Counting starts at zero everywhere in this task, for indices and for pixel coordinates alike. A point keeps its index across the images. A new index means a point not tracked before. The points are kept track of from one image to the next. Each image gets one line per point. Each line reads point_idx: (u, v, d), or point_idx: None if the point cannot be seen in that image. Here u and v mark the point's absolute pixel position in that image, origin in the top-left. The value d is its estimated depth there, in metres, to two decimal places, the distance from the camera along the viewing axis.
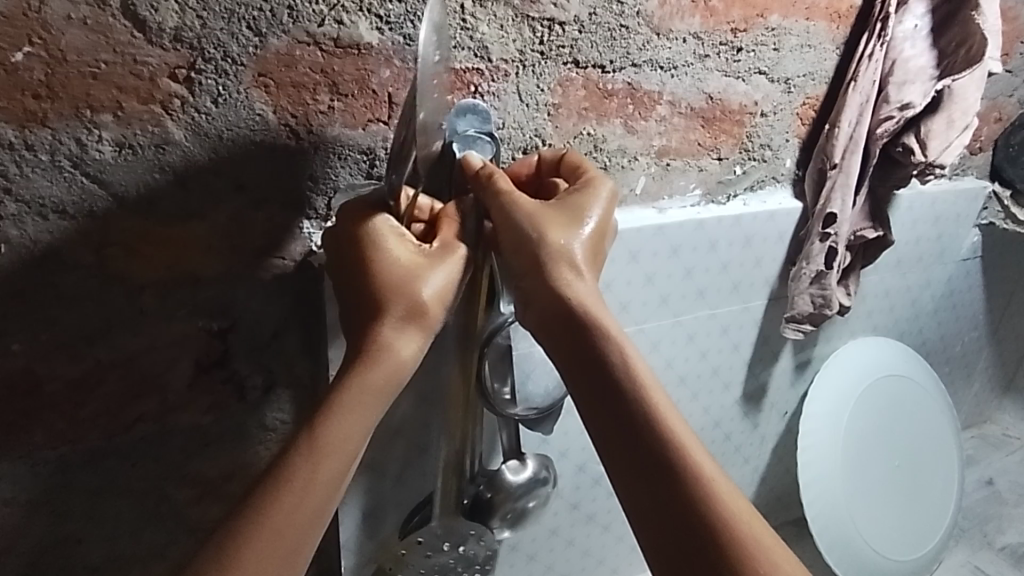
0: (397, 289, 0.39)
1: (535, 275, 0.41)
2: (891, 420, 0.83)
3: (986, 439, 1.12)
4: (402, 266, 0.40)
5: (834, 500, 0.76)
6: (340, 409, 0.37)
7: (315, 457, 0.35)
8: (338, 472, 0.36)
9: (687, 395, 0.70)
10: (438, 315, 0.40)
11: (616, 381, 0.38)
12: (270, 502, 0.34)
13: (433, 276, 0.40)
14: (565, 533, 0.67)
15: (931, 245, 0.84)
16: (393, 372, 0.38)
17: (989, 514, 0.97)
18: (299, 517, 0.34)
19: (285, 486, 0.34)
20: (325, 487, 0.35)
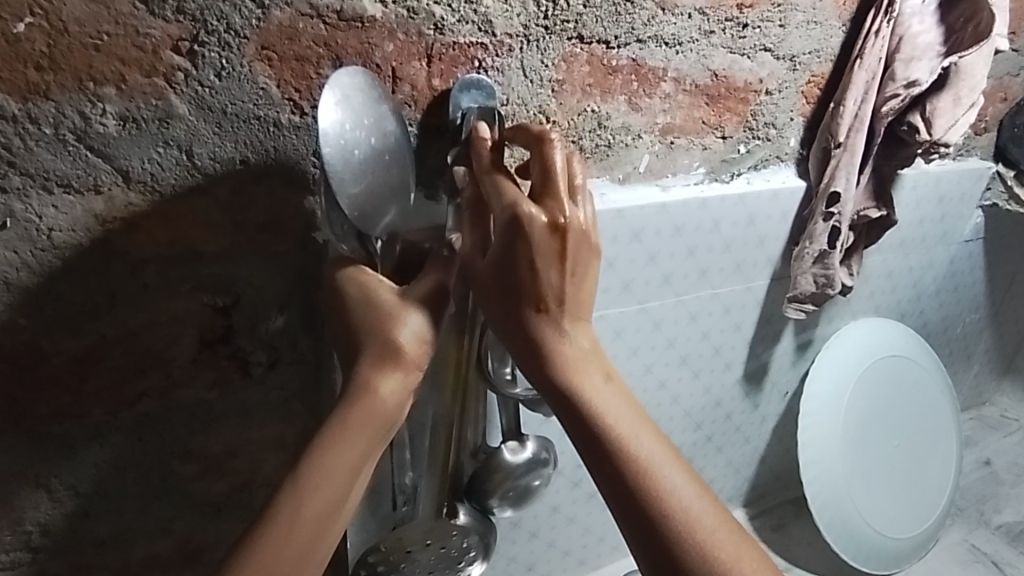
0: (374, 331, 0.40)
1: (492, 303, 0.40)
2: (891, 400, 0.83)
3: (984, 420, 1.13)
4: (380, 307, 0.40)
5: (835, 480, 0.77)
6: (324, 448, 0.37)
7: (300, 494, 0.36)
8: (326, 510, 0.36)
9: (688, 375, 0.71)
10: (418, 355, 0.40)
11: (576, 435, 0.38)
12: (257, 541, 0.34)
13: (412, 317, 0.40)
14: (566, 511, 0.68)
15: (933, 226, 0.84)
16: (378, 410, 0.38)
17: (987, 494, 0.98)
18: (288, 553, 0.35)
19: (271, 527, 0.35)
20: (312, 524, 0.35)
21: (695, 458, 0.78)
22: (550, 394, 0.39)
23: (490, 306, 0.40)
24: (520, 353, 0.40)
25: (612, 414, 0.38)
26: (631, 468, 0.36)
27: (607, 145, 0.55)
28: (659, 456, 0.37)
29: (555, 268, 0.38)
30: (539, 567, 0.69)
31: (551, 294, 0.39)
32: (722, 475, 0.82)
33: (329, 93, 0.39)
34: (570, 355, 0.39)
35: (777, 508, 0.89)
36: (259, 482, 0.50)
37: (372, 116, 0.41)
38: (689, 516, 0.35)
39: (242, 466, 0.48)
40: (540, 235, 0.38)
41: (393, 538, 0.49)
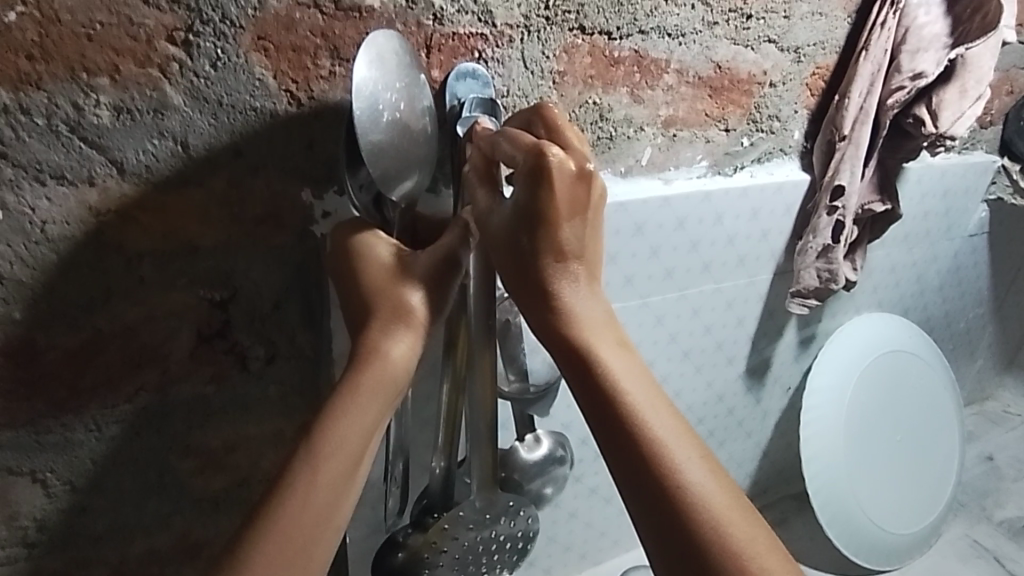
0: (383, 294, 0.40)
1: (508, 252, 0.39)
2: (894, 395, 0.83)
3: (986, 415, 1.13)
4: (388, 271, 0.41)
5: (838, 475, 0.77)
6: (338, 410, 0.37)
7: (315, 459, 0.35)
8: (342, 477, 0.35)
9: (690, 370, 0.70)
10: (427, 318, 0.40)
11: (585, 393, 0.37)
12: (272, 506, 0.33)
13: (424, 280, 0.41)
14: (568, 506, 0.68)
15: (938, 219, 0.84)
16: (387, 372, 0.38)
17: (988, 489, 0.97)
18: (307, 519, 0.34)
19: (286, 492, 0.34)
20: (331, 489, 0.34)
21: None
22: (565, 353, 0.38)
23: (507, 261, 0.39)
24: (538, 307, 0.39)
25: (626, 378, 0.37)
26: (643, 438, 0.34)
27: (608, 137, 0.54)
28: (672, 435, 0.35)
29: (576, 219, 0.38)
30: (540, 561, 0.70)
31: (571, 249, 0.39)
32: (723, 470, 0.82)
33: (369, 46, 0.39)
34: (583, 316, 0.39)
35: (778, 502, 0.89)
36: (258, 478, 0.49)
37: (406, 80, 0.41)
38: (701, 488, 0.33)
39: (241, 461, 0.48)
40: (567, 179, 0.37)
41: (455, 518, 0.48)
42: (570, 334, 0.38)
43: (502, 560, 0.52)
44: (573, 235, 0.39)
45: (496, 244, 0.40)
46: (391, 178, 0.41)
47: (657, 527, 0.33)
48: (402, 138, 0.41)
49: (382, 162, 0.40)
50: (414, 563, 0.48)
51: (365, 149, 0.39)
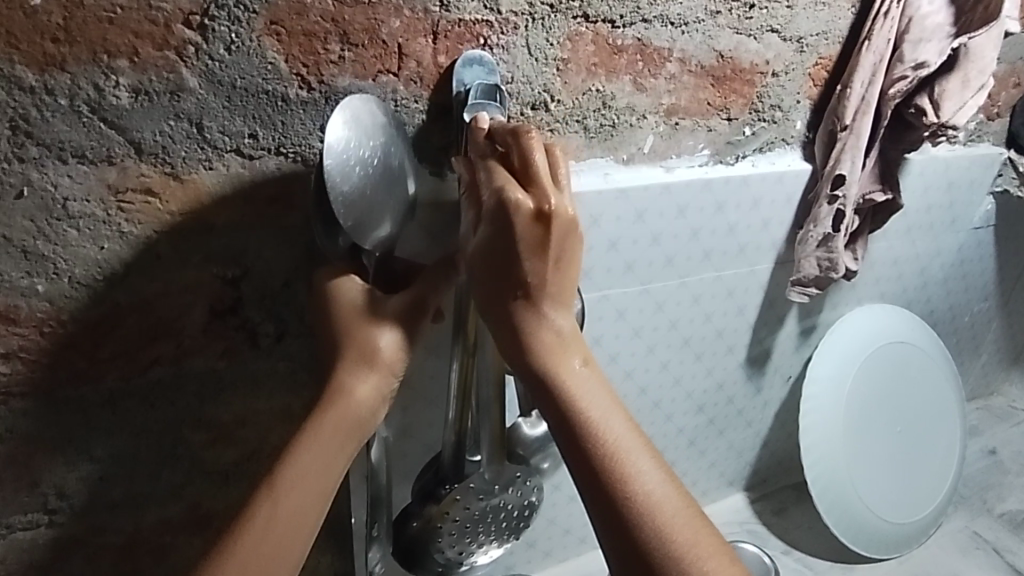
0: (353, 338, 0.43)
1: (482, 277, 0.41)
2: (893, 386, 0.83)
3: (991, 410, 1.13)
4: (359, 315, 0.43)
5: (835, 464, 0.78)
6: (299, 448, 0.40)
7: (274, 497, 0.38)
8: (300, 511, 0.38)
9: (691, 358, 0.72)
10: (395, 362, 0.43)
11: (550, 414, 0.39)
12: (234, 537, 0.37)
13: (392, 326, 0.43)
14: (568, 490, 0.69)
15: (942, 212, 0.84)
16: (350, 412, 0.41)
17: (991, 482, 0.97)
18: (263, 552, 0.37)
19: (246, 526, 0.37)
20: (287, 524, 0.38)
21: (697, 440, 0.79)
22: (529, 374, 0.40)
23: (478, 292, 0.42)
24: (505, 328, 0.41)
25: (587, 400, 0.39)
26: (602, 451, 0.37)
27: (611, 125, 0.55)
28: (631, 442, 0.37)
29: (538, 253, 0.39)
30: (540, 542, 0.71)
31: (535, 279, 0.40)
32: (723, 458, 0.84)
33: (339, 115, 0.40)
34: (550, 339, 0.40)
35: (778, 492, 0.90)
36: (266, 452, 0.51)
37: (379, 141, 0.43)
38: (652, 501, 0.35)
39: (250, 435, 0.50)
40: (524, 219, 0.39)
41: (465, 488, 0.51)
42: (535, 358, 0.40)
43: (508, 530, 0.56)
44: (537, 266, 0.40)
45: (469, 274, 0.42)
46: (361, 225, 0.43)
47: (612, 539, 0.35)
48: (372, 194, 0.43)
49: (353, 216, 0.42)
50: (428, 533, 0.52)
51: (336, 204, 0.41)
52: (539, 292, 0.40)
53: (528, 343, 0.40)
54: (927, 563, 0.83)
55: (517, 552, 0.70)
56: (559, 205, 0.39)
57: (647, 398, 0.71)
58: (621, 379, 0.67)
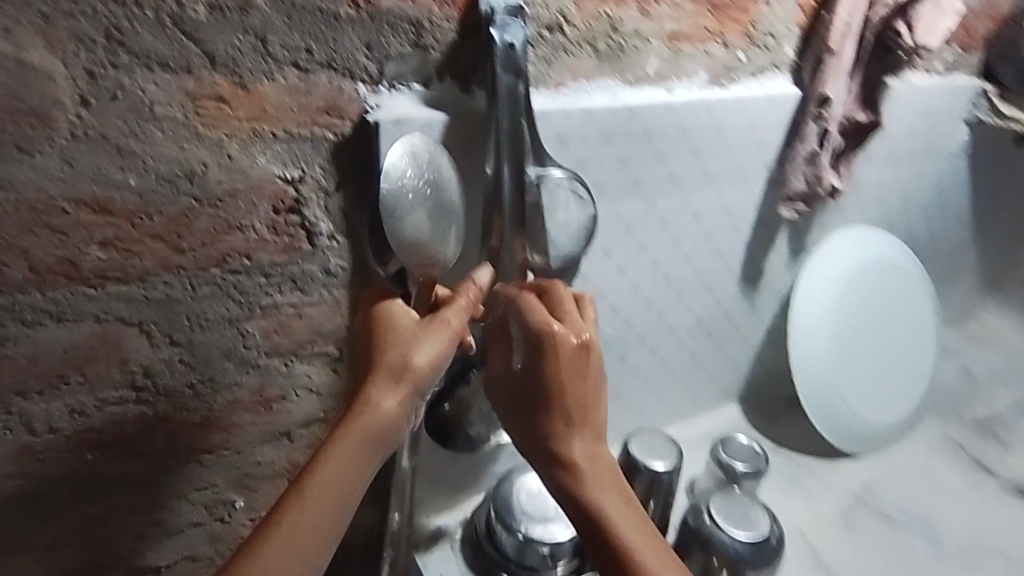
0: (388, 356, 0.48)
1: (526, 406, 0.52)
2: (876, 301, 0.89)
3: (968, 334, 1.21)
4: (397, 340, 0.49)
5: (822, 370, 0.85)
6: (325, 463, 0.46)
7: (299, 505, 0.45)
8: (321, 515, 0.45)
9: (691, 273, 0.78)
10: (421, 378, 0.48)
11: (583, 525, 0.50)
12: (260, 546, 0.43)
13: (423, 345, 0.49)
14: None
15: (922, 140, 0.90)
16: (372, 420, 0.47)
17: (964, 393, 1.06)
18: (285, 559, 0.43)
19: (273, 534, 0.44)
20: (309, 528, 0.44)
21: (696, 352, 0.86)
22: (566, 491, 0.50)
23: (522, 426, 0.52)
24: (546, 449, 0.51)
25: (614, 514, 0.50)
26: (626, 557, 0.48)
27: (620, 48, 0.61)
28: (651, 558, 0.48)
29: (574, 383, 0.51)
30: None
31: (572, 407, 0.51)
32: (720, 371, 0.91)
33: (397, 147, 0.51)
34: (583, 460, 0.51)
35: (771, 404, 0.98)
36: (317, 341, 0.59)
37: (428, 170, 0.52)
38: None
39: (304, 326, 0.57)
40: (565, 354, 0.51)
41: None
42: (575, 479, 0.50)
43: None
44: (574, 399, 0.51)
45: (516, 408, 0.53)
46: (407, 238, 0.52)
47: None
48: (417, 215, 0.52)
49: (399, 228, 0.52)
50: (459, 411, 0.61)
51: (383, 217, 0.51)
52: (574, 419, 0.51)
53: (566, 464, 0.50)
54: (904, 460, 0.91)
55: None
56: (588, 345, 0.51)
57: (651, 309, 0.78)
58: (628, 291, 0.74)
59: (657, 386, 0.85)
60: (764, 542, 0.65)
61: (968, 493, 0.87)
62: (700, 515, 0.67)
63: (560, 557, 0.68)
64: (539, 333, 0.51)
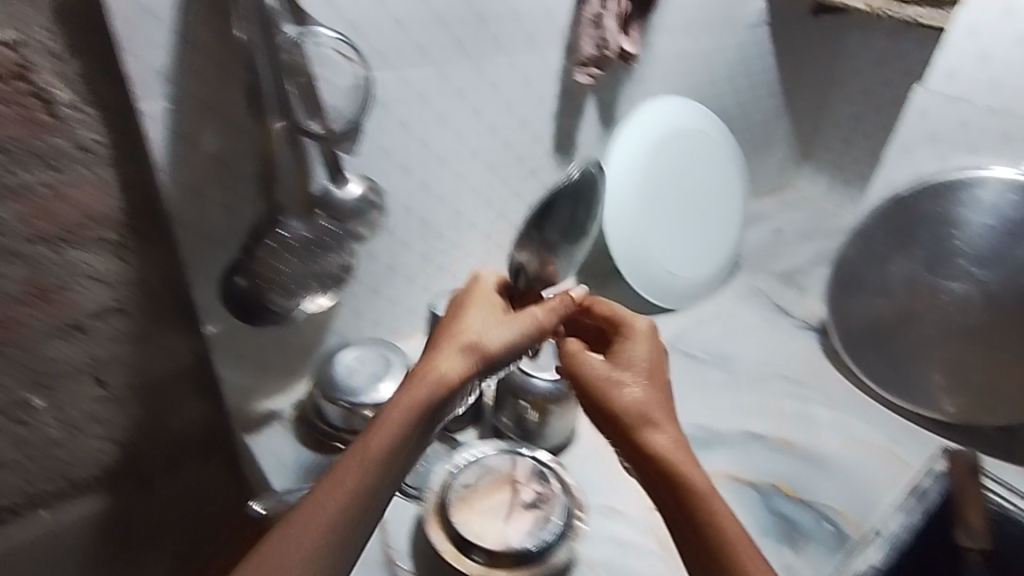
0: (463, 329, 0.56)
1: (600, 382, 0.55)
2: (681, 166, 0.96)
3: (783, 199, 1.33)
4: (466, 316, 0.57)
5: (632, 233, 0.91)
6: (389, 414, 0.51)
7: (361, 452, 0.50)
8: (382, 459, 0.50)
9: (500, 145, 0.80)
10: (482, 345, 0.55)
11: (658, 488, 0.52)
12: (328, 483, 0.49)
13: (492, 326, 0.56)
14: (401, 270, 0.80)
15: (716, 7, 0.95)
16: (432, 376, 0.53)
17: (771, 250, 1.19)
18: (351, 493, 0.49)
19: (333, 476, 0.50)
20: (371, 471, 0.50)
21: (519, 227, 0.90)
22: (640, 455, 0.52)
23: (621, 399, 0.53)
24: (623, 419, 0.53)
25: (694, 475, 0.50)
26: (700, 509, 0.49)
27: None
28: (720, 510, 0.50)
29: (642, 366, 0.56)
30: (384, 322, 0.83)
31: (648, 381, 0.55)
32: None
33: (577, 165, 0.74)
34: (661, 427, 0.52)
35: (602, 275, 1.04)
36: (91, 233, 0.53)
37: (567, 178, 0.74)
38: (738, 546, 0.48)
39: (72, 213, 0.51)
40: (642, 344, 0.58)
41: (279, 240, 0.62)
42: (673, 452, 0.51)
43: (325, 286, 0.68)
44: (649, 376, 0.56)
45: (618, 386, 0.54)
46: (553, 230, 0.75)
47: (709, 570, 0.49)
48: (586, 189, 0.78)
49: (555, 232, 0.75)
50: (255, 289, 0.63)
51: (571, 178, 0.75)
52: (651, 391, 0.54)
53: (640, 430, 0.52)
54: (709, 310, 1.02)
55: (364, 330, 0.82)
56: (656, 341, 0.59)
57: (464, 184, 0.80)
58: (436, 164, 0.75)
59: (484, 262, 0.89)
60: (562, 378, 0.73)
61: (761, 328, 1.00)
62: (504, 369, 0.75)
63: (381, 419, 0.74)
64: (629, 330, 0.59)
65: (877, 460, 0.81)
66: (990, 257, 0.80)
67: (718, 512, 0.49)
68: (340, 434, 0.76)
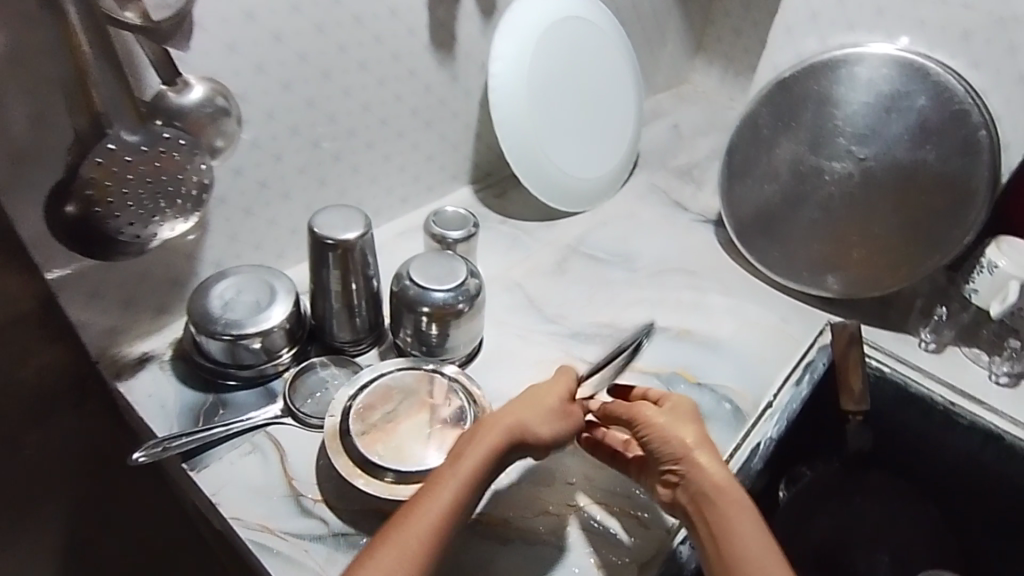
0: (505, 412, 0.59)
1: (647, 414, 0.62)
2: (571, 60, 0.92)
3: (681, 96, 1.32)
4: (517, 402, 0.60)
5: (524, 132, 0.87)
6: (453, 465, 0.55)
7: (431, 488, 0.54)
8: (453, 497, 0.53)
9: (370, 39, 0.74)
10: (519, 429, 0.58)
11: (695, 497, 0.58)
12: (402, 520, 0.52)
13: (529, 417, 0.59)
14: (277, 186, 0.74)
15: None
16: (481, 435, 0.57)
17: (671, 146, 1.18)
18: (422, 528, 0.51)
19: (409, 511, 0.52)
20: (441, 510, 0.52)
21: (405, 134, 0.84)
22: (681, 470, 0.59)
23: (667, 430, 0.61)
24: (667, 442, 0.60)
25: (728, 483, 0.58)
26: (730, 510, 0.56)
27: None
28: (747, 511, 0.56)
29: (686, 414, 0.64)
30: (267, 246, 0.77)
31: (688, 420, 0.63)
32: (440, 152, 0.90)
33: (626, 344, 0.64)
34: (704, 450, 0.60)
35: (500, 182, 1.01)
36: None
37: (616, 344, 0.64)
38: (758, 540, 0.55)
39: None
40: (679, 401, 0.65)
41: (110, 153, 0.53)
42: (717, 475, 0.58)
43: (180, 212, 0.59)
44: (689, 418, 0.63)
45: (662, 418, 0.62)
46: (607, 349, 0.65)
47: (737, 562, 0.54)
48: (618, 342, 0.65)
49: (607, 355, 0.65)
50: (87, 214, 0.54)
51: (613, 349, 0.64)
52: (689, 424, 0.62)
53: (685, 450, 0.59)
54: (612, 211, 1.01)
55: (246, 256, 0.75)
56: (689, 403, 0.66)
57: (334, 85, 0.73)
58: (296, 61, 0.68)
59: (371, 173, 0.83)
60: (464, 287, 0.70)
61: (662, 224, 1.00)
62: (402, 281, 0.70)
63: (273, 349, 0.69)
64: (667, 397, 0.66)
65: (770, 339, 0.84)
66: (867, 133, 0.80)
67: (746, 512, 0.56)
68: (226, 370, 0.69)
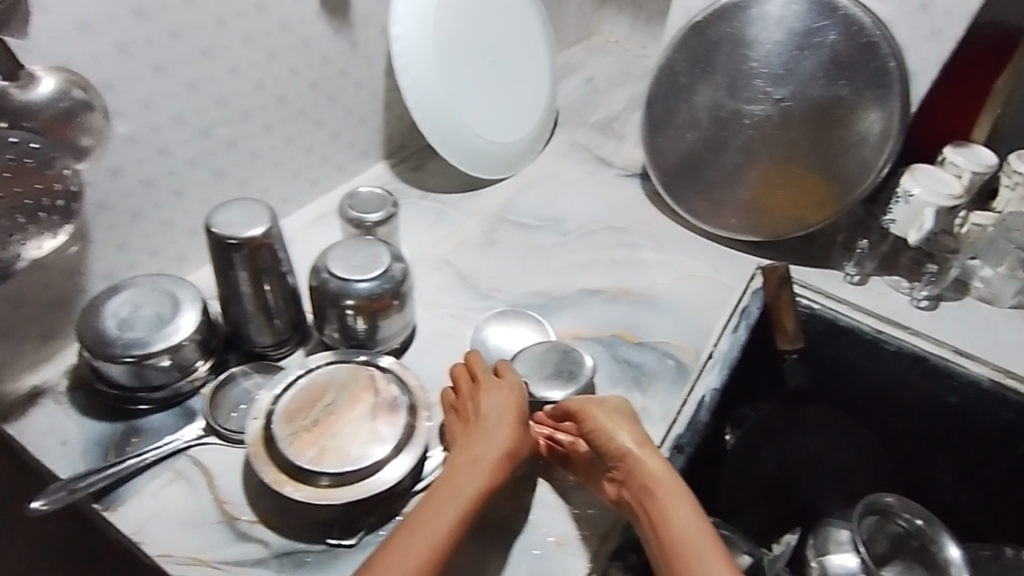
0: (479, 441, 0.58)
1: (587, 417, 0.62)
2: (476, 17, 0.86)
3: (592, 48, 1.28)
4: (484, 425, 0.59)
5: (436, 99, 0.82)
6: (429, 506, 0.53)
7: (402, 532, 0.51)
8: (431, 538, 0.50)
9: (251, 9, 0.66)
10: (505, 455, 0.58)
11: (637, 490, 0.57)
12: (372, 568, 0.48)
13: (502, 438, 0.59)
14: (166, 184, 0.66)
15: None
16: (459, 473, 0.55)
17: (587, 101, 1.15)
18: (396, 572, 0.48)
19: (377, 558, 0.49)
20: (419, 553, 0.49)
21: (305, 111, 0.77)
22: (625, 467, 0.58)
23: (610, 429, 0.60)
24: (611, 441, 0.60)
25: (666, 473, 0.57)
26: (670, 498, 0.55)
27: None
28: (684, 496, 0.56)
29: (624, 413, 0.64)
30: (164, 251, 0.69)
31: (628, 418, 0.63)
32: (347, 128, 0.84)
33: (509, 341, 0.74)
34: (643, 444, 0.60)
35: (416, 154, 0.95)
36: None
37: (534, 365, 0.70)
38: (699, 522, 0.54)
39: None
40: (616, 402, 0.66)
41: None
42: (658, 465, 0.58)
43: (47, 226, 0.52)
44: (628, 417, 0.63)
45: (601, 416, 0.62)
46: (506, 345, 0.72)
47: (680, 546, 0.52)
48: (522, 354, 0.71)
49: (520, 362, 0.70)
50: None
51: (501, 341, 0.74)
52: (629, 422, 0.62)
53: (625, 446, 0.59)
54: (536, 174, 0.98)
55: (140, 265, 0.68)
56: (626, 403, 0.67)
57: (217, 64, 0.65)
58: (168, 40, 0.60)
59: (273, 158, 0.76)
60: (389, 274, 0.65)
61: (587, 182, 0.98)
62: (320, 274, 0.65)
63: (186, 365, 0.62)
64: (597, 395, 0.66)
65: (704, 289, 0.84)
66: (782, 72, 0.79)
67: (686, 498, 0.56)
68: (136, 395, 0.62)
